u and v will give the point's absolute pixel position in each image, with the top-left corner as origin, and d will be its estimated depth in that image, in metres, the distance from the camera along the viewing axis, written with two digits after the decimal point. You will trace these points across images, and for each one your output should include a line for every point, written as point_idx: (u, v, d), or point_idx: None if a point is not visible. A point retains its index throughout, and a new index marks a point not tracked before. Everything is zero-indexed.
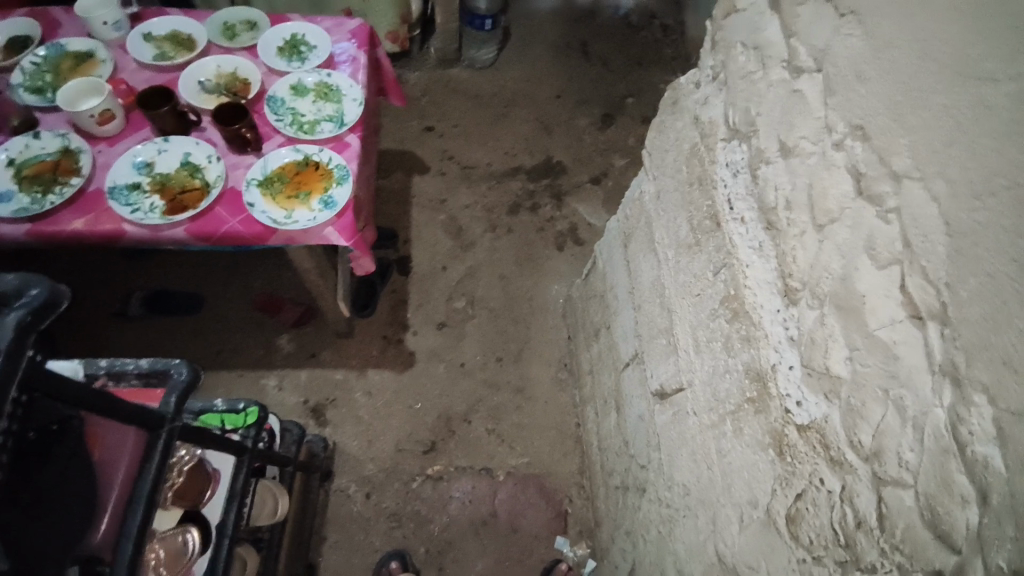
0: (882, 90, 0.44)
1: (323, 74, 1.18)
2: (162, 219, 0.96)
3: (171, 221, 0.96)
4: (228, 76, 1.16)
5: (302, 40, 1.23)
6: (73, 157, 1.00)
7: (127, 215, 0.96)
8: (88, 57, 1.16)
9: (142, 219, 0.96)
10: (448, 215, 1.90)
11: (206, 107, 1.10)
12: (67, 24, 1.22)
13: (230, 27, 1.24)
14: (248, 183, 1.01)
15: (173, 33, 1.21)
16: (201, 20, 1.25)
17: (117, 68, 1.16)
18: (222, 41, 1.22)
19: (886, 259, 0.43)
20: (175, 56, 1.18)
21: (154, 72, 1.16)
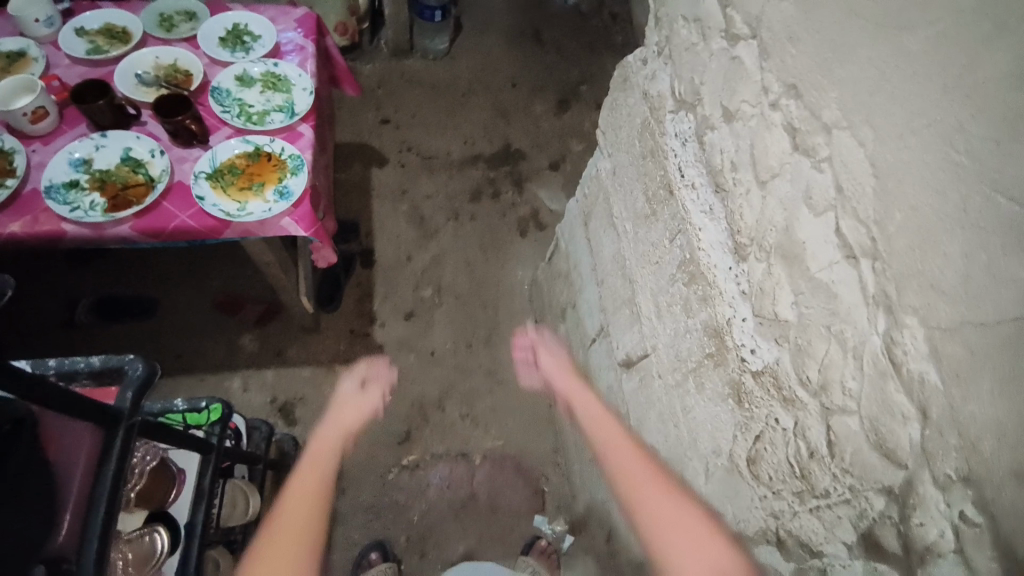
0: (813, 49, 0.47)
1: (269, 63, 1.15)
2: (106, 217, 0.92)
3: (116, 219, 0.92)
4: (167, 67, 1.12)
5: (246, 30, 1.20)
6: (7, 158, 0.95)
7: (66, 215, 0.91)
8: (20, 57, 1.09)
9: (84, 218, 0.91)
10: (410, 206, 1.89)
11: (144, 99, 1.05)
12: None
13: (168, 18, 1.20)
14: (198, 175, 0.98)
15: (109, 26, 1.16)
16: (136, 12, 1.20)
17: (49, 63, 1.09)
18: (160, 32, 1.17)
19: (823, 207, 0.46)
20: (109, 49, 1.12)
21: (88, 66, 1.10)
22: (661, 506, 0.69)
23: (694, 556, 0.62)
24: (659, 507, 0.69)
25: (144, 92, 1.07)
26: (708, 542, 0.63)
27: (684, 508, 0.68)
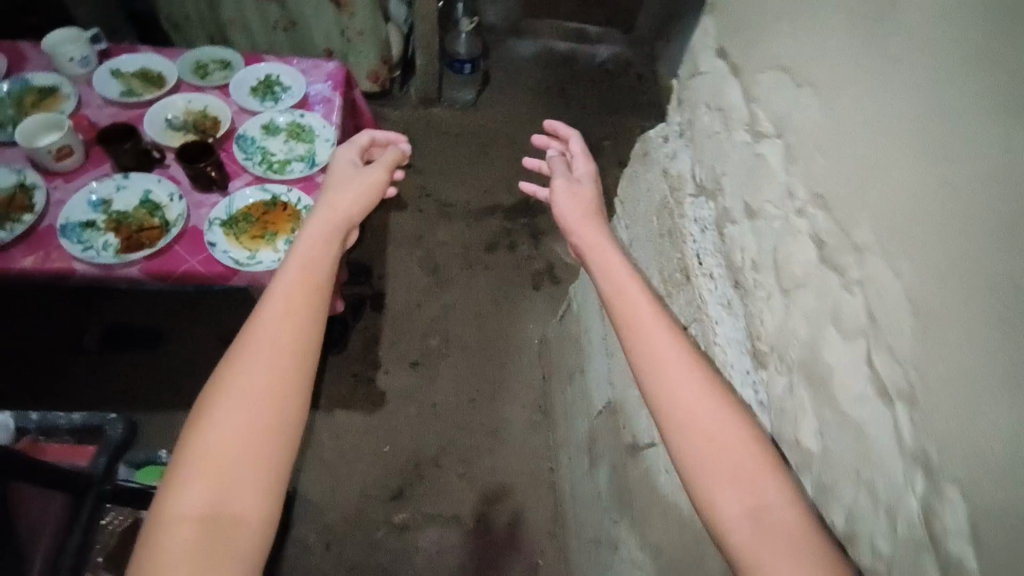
0: (844, 163, 0.44)
1: (296, 113, 1.17)
2: (115, 258, 0.92)
3: (125, 260, 0.92)
4: (197, 113, 1.15)
5: (276, 81, 1.24)
6: (29, 194, 0.96)
7: (77, 254, 0.91)
8: (53, 92, 1.13)
9: (93, 258, 0.91)
10: (424, 253, 1.89)
11: (170, 145, 1.08)
12: (35, 58, 1.20)
13: (203, 66, 1.25)
14: (212, 222, 0.98)
15: (144, 70, 1.20)
16: (173, 58, 1.25)
17: (83, 104, 1.13)
18: (194, 80, 1.21)
19: (852, 333, 0.43)
20: (143, 92, 1.16)
21: (120, 109, 1.13)
22: (698, 403, 0.50)
23: (732, 485, 0.46)
24: (698, 406, 0.50)
25: (169, 137, 1.10)
26: (754, 474, 0.46)
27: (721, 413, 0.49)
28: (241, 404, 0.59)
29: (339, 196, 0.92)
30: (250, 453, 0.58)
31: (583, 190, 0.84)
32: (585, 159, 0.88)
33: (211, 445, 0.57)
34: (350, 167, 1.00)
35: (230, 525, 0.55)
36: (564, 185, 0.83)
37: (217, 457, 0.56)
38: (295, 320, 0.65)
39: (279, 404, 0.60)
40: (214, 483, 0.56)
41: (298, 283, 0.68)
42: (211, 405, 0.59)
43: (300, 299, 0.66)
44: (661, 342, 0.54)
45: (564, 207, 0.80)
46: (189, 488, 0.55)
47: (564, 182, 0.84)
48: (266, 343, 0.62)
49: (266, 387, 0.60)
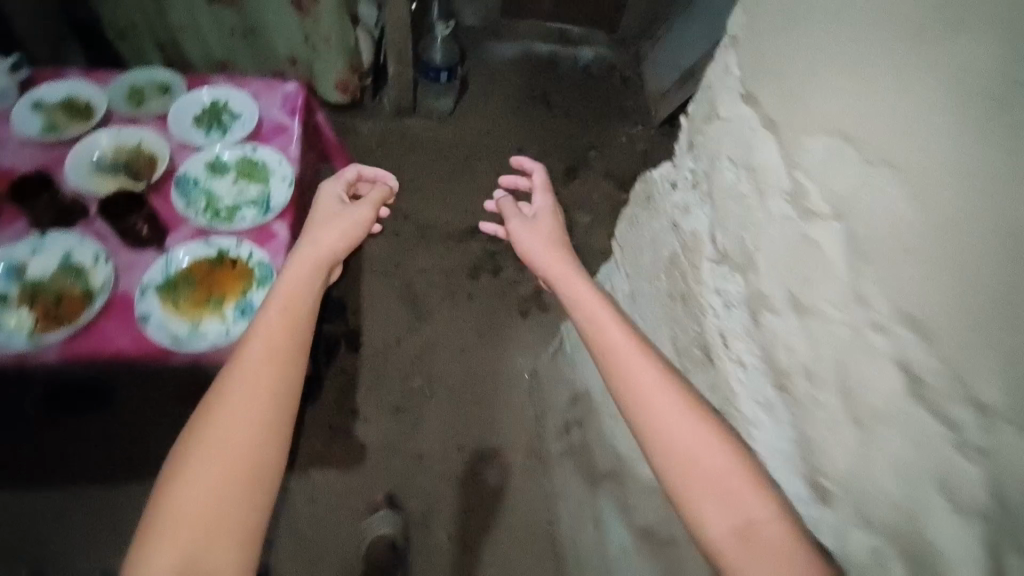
0: (954, 289, 0.34)
1: (248, 150, 1.02)
2: (29, 342, 0.78)
3: (40, 344, 0.78)
4: (129, 149, 0.98)
5: (225, 107, 1.07)
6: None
7: None
8: None
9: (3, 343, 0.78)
10: (402, 283, 1.76)
11: (96, 191, 0.92)
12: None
13: (138, 92, 1.08)
14: (145, 289, 0.84)
15: (67, 99, 1.03)
16: (102, 83, 1.08)
17: None
18: (127, 109, 1.04)
19: (971, 508, 0.34)
20: (67, 127, 0.99)
21: (38, 149, 0.97)
22: (679, 433, 0.54)
23: (714, 502, 0.51)
24: (677, 434, 0.54)
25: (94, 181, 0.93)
26: (737, 490, 0.51)
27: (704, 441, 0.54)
28: (227, 432, 0.60)
29: (319, 234, 0.91)
30: (225, 510, 0.57)
31: (538, 228, 1.06)
32: (539, 197, 1.05)
33: (184, 500, 0.57)
34: (336, 202, 0.99)
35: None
36: (521, 227, 1.05)
37: (188, 512, 0.56)
38: (273, 375, 0.64)
39: (252, 444, 0.60)
40: (188, 540, 0.55)
41: (277, 333, 0.68)
42: (185, 460, 0.58)
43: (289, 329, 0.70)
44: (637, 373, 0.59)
45: (527, 243, 1.03)
46: (160, 545, 0.55)
47: (519, 223, 1.05)
48: (245, 397, 0.62)
49: (244, 442, 0.60)
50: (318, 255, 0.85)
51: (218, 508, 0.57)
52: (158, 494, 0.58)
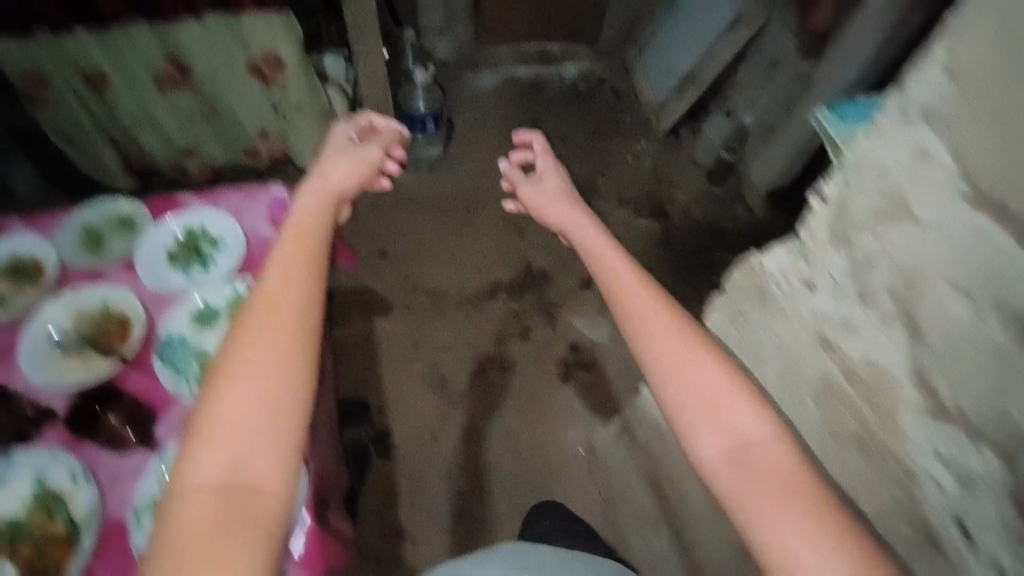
0: None
1: (237, 286, 0.83)
2: None
3: None
4: (94, 314, 0.79)
5: (202, 233, 0.88)
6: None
7: None
8: None
9: None
10: (424, 371, 1.62)
11: (64, 383, 0.74)
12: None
13: (93, 231, 0.87)
14: (142, 510, 0.66)
15: (8, 258, 0.84)
16: (49, 226, 0.88)
17: None
18: (83, 260, 0.85)
19: None
20: (13, 301, 0.81)
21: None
22: (706, 383, 0.64)
23: (713, 426, 0.63)
24: (705, 380, 0.65)
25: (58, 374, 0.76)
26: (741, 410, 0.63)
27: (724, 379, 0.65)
28: (246, 378, 0.59)
29: (333, 167, 0.99)
30: (263, 426, 0.57)
31: (544, 185, 1.46)
32: (544, 157, 1.50)
33: (224, 419, 0.57)
34: (348, 141, 1.09)
35: (243, 499, 0.54)
36: (530, 189, 1.45)
37: (230, 424, 0.57)
38: (302, 292, 0.64)
39: (280, 391, 0.59)
40: (229, 453, 0.56)
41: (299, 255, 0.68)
42: (221, 379, 0.59)
43: (296, 263, 0.67)
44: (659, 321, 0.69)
45: (548, 205, 1.38)
46: (202, 462, 0.56)
47: (529, 186, 1.45)
48: (271, 317, 0.62)
49: (270, 368, 0.59)
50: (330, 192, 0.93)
51: (257, 423, 0.57)
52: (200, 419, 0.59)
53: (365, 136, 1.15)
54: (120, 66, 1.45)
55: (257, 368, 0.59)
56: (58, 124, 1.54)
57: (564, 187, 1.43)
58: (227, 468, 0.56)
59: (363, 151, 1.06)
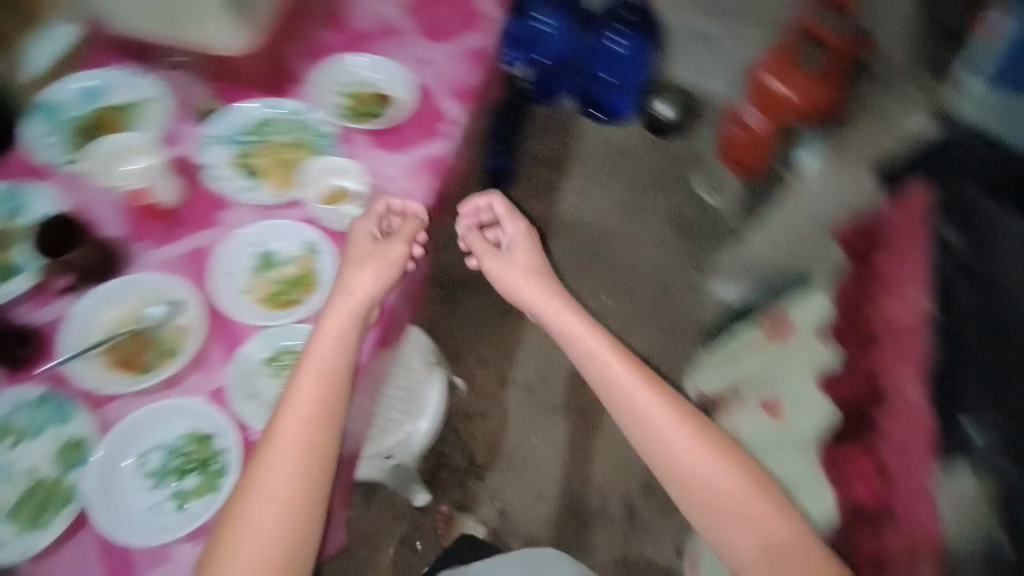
0: None
1: (14, 535, 0.59)
2: None
3: None
4: (158, 347, 0.69)
5: (169, 455, 0.64)
6: (131, 117, 0.82)
7: None
8: (299, 166, 0.82)
9: None
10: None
11: (105, 310, 0.70)
12: (433, 187, 0.83)
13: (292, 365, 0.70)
14: None
15: (266, 261, 0.75)
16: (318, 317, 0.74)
17: (255, 205, 0.79)
18: (255, 349, 0.70)
19: None
20: (248, 281, 0.74)
21: (183, 182, 0.78)
22: (725, 483, 0.69)
23: (749, 530, 0.67)
24: (705, 468, 0.70)
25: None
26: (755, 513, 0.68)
27: (740, 490, 0.69)
28: (270, 483, 0.60)
29: (353, 275, 0.71)
30: (308, 478, 0.61)
31: (513, 258, 0.86)
32: (508, 218, 0.87)
33: (269, 510, 0.60)
34: (369, 243, 0.74)
35: (293, 543, 0.60)
36: (497, 265, 0.86)
37: (250, 526, 0.59)
38: (340, 352, 0.66)
39: (303, 486, 0.61)
40: (276, 519, 0.60)
41: (339, 323, 0.68)
42: (267, 468, 0.61)
43: (324, 371, 0.65)
44: (668, 426, 0.72)
45: (522, 296, 0.84)
46: (249, 551, 0.59)
47: (492, 257, 0.86)
48: (288, 417, 0.63)
49: (303, 430, 0.62)
50: (354, 305, 0.69)
51: (313, 465, 0.62)
52: (237, 505, 0.60)
53: (391, 226, 0.78)
54: (775, 452, 0.85)
55: (285, 467, 0.61)
56: (727, 361, 1.05)
57: (541, 267, 0.85)
58: (293, 501, 0.60)
59: (385, 248, 0.74)
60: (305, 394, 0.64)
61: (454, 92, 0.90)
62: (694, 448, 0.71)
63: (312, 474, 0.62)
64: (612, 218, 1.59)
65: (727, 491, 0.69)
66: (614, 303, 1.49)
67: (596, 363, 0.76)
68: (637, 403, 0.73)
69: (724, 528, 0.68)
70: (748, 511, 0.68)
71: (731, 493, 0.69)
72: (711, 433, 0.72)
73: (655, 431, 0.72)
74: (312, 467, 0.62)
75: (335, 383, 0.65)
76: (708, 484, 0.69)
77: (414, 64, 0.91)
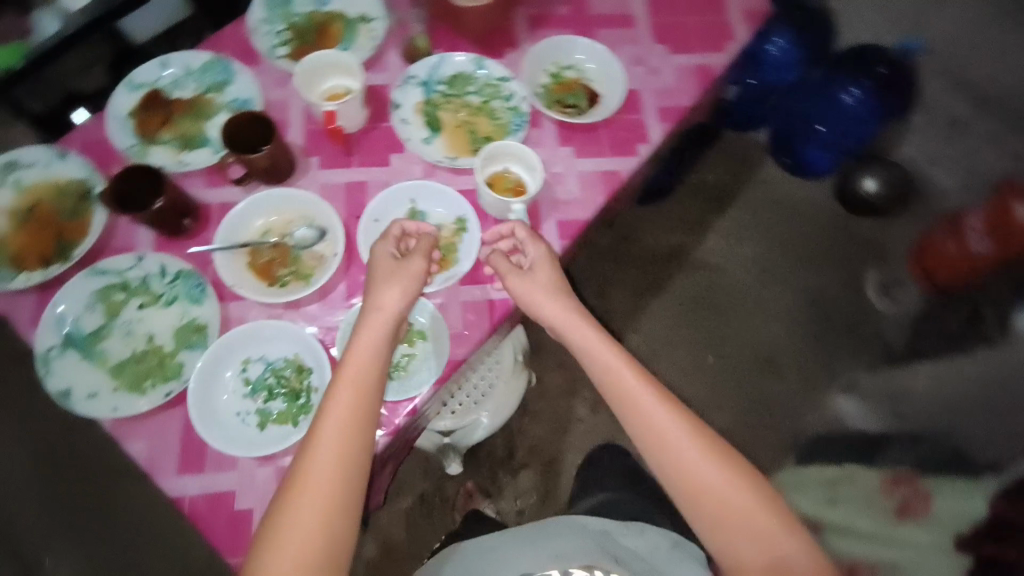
0: None
1: (110, 389, 0.63)
2: (134, 88, 0.75)
3: (118, 95, 0.74)
4: (296, 266, 0.71)
5: (268, 371, 0.66)
6: (349, 34, 0.81)
7: (168, 61, 0.76)
8: (480, 137, 0.79)
9: (144, 71, 0.76)
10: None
11: (260, 210, 0.71)
12: (601, 202, 0.77)
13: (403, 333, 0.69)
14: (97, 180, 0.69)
15: (414, 218, 0.73)
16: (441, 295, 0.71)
17: (425, 159, 0.77)
18: None
19: None
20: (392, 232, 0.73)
21: (370, 113, 0.78)
22: (722, 488, 0.56)
23: (749, 538, 0.54)
24: (701, 470, 0.57)
25: (193, 108, 0.75)
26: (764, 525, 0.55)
27: (740, 494, 0.56)
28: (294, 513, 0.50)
29: (378, 286, 0.63)
30: (340, 495, 0.52)
31: (539, 278, 0.68)
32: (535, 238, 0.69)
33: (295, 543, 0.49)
34: (385, 262, 0.65)
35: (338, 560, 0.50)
36: (517, 287, 0.68)
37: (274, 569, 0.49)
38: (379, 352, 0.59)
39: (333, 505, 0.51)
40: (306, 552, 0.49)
41: (377, 326, 0.60)
42: (320, 459, 0.52)
43: (358, 378, 0.57)
44: (664, 424, 0.59)
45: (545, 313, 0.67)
46: None
47: (517, 278, 0.68)
48: (316, 436, 0.54)
49: (331, 440, 0.53)
50: (386, 315, 0.61)
51: (345, 477, 0.52)
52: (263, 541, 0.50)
53: (411, 246, 0.69)
54: None
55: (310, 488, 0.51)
56: None
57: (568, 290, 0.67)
58: (324, 525, 0.50)
59: (400, 265, 0.64)
60: (332, 406, 0.55)
61: (662, 109, 0.82)
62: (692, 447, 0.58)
63: (342, 490, 0.52)
64: (750, 283, 1.36)
65: (729, 492, 0.56)
66: (722, 369, 1.29)
67: (610, 377, 0.63)
68: (654, 419, 0.60)
69: (733, 541, 0.55)
70: (753, 522, 0.55)
71: (732, 496, 0.56)
72: (720, 442, 0.59)
73: (650, 433, 0.59)
74: (343, 481, 0.52)
75: (368, 388, 0.57)
76: (708, 484, 0.56)
77: (632, 66, 0.84)
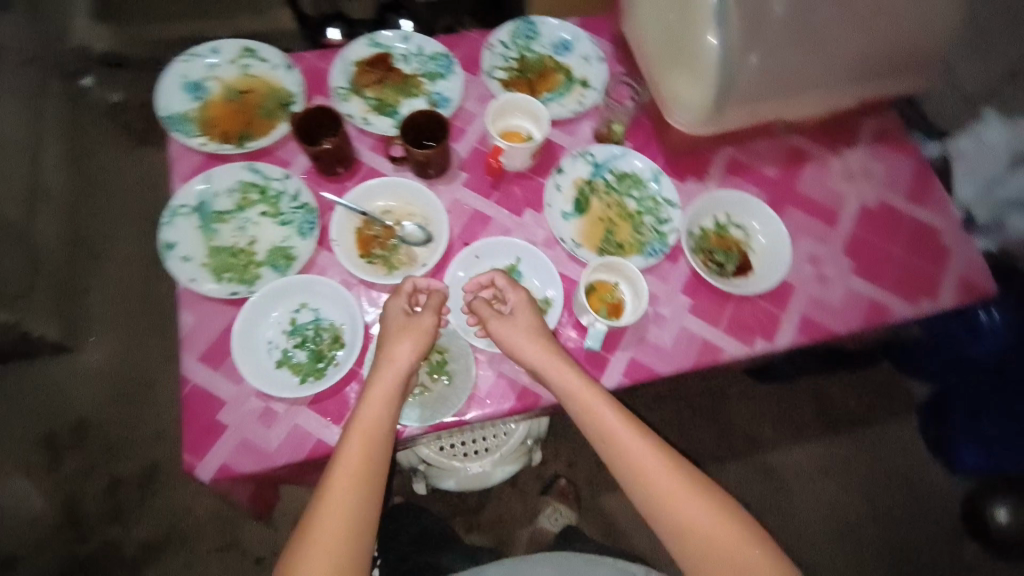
0: None
1: (200, 262, 0.72)
2: (371, 44, 0.84)
3: (358, 44, 0.83)
4: (390, 252, 0.74)
5: (312, 324, 0.70)
6: (562, 89, 0.84)
7: (410, 37, 0.85)
8: (614, 239, 0.77)
9: (388, 35, 0.85)
10: (150, 401, 1.13)
11: (394, 191, 0.76)
12: (684, 368, 0.71)
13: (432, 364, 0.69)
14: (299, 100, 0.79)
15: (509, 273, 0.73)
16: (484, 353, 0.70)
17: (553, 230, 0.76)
18: None
19: None
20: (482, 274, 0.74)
21: (533, 165, 0.79)
22: (698, 518, 0.54)
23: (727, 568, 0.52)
24: (685, 505, 0.55)
25: (402, 82, 0.83)
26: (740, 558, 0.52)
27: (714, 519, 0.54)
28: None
29: (394, 347, 0.63)
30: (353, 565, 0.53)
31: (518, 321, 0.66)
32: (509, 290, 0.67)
33: None
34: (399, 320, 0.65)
35: None
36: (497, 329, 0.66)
37: None
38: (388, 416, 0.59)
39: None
40: None
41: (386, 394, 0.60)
42: (327, 519, 0.53)
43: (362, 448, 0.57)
44: (640, 458, 0.58)
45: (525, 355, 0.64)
46: None
47: (497, 324, 0.66)
48: (321, 502, 0.54)
49: (343, 506, 0.54)
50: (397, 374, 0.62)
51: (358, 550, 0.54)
52: None
53: (420, 303, 0.69)
54: None
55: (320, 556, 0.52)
56: None
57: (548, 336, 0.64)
58: None
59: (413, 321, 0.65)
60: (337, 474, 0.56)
61: (806, 317, 0.73)
62: (675, 486, 0.56)
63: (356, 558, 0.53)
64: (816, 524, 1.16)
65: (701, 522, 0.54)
66: None
67: (586, 416, 0.61)
68: (627, 452, 0.58)
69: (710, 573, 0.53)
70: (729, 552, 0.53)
71: (710, 529, 0.54)
72: (696, 471, 0.58)
73: (635, 466, 0.58)
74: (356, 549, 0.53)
75: (375, 459, 0.57)
76: (690, 519, 0.55)
77: (801, 261, 0.76)
